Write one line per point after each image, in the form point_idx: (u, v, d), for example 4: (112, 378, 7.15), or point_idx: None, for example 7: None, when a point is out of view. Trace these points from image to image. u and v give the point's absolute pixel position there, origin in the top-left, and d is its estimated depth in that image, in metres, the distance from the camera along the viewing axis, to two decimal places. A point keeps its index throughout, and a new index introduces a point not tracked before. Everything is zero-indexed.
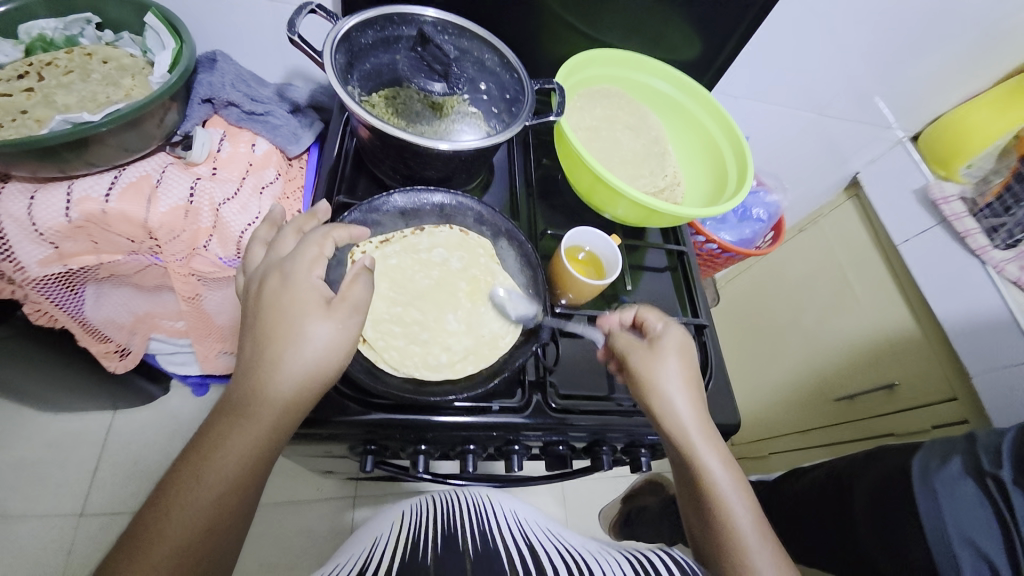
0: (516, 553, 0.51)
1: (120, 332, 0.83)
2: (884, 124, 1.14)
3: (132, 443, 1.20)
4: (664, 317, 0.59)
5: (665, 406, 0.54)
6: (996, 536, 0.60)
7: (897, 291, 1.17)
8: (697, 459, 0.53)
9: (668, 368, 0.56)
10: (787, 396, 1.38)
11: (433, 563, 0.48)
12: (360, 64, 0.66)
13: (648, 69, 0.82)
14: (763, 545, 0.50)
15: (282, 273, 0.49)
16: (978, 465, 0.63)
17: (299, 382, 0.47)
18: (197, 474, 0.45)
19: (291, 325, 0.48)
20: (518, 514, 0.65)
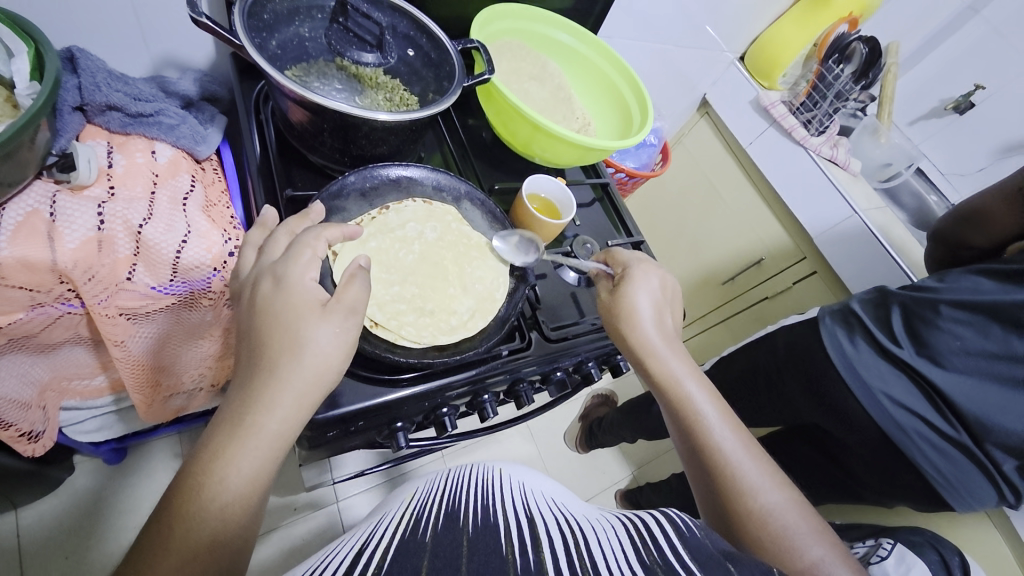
0: (527, 518, 0.43)
1: (26, 412, 0.68)
2: (717, 49, 1.35)
3: (50, 541, 1.01)
4: (627, 262, 0.64)
5: (631, 332, 0.60)
6: (908, 389, 0.88)
7: (751, 187, 1.43)
8: (671, 378, 0.58)
9: (636, 298, 0.61)
10: (687, 292, 1.64)
11: (431, 540, 0.39)
12: (268, 41, 0.61)
13: (547, 22, 0.88)
14: (747, 453, 0.55)
15: (276, 276, 0.47)
16: (883, 346, 0.90)
17: (303, 388, 0.44)
18: (200, 486, 0.39)
19: (287, 330, 0.44)
20: (531, 487, 0.55)
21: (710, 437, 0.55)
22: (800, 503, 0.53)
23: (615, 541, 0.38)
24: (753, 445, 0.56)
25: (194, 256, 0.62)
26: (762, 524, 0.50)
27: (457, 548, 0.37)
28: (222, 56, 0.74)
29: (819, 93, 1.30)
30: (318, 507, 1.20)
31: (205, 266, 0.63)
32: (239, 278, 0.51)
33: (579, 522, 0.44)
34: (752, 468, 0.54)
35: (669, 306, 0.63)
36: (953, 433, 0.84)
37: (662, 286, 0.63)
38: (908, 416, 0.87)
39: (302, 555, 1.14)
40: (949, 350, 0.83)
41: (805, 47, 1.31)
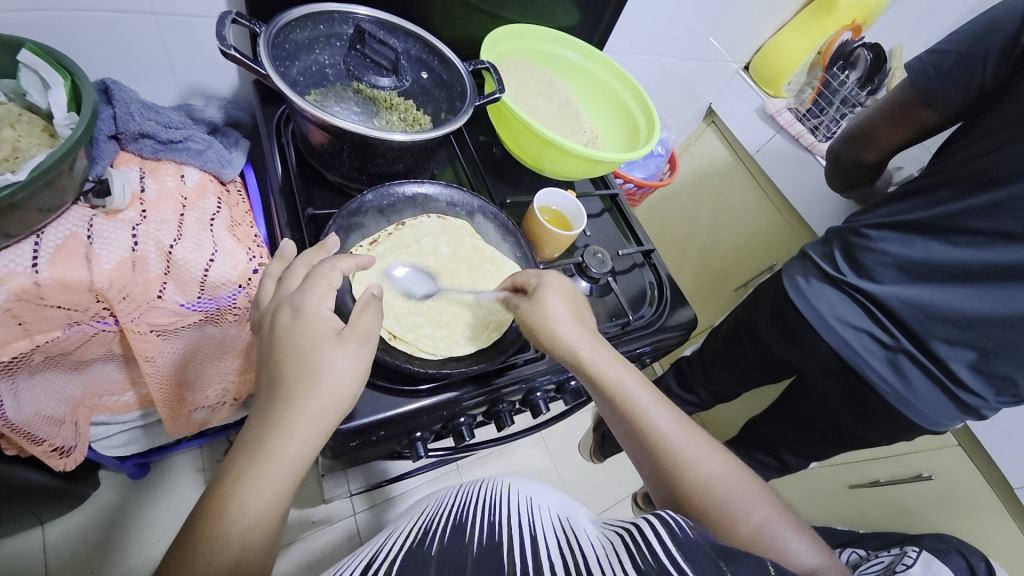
0: (529, 535, 0.43)
1: (59, 427, 0.71)
2: (721, 59, 1.37)
3: (76, 556, 1.04)
4: (535, 273, 0.62)
5: (554, 338, 0.57)
6: (855, 310, 0.86)
7: (759, 193, 1.44)
8: (596, 374, 0.56)
9: (552, 307, 0.58)
10: (699, 298, 1.64)
11: (435, 556, 0.41)
12: (290, 69, 0.64)
13: (553, 41, 0.91)
14: (681, 430, 0.54)
15: (293, 307, 0.48)
16: (828, 274, 0.89)
17: (322, 411, 0.45)
18: (221, 512, 0.40)
19: (306, 357, 0.46)
20: (539, 502, 0.55)
21: (646, 424, 0.54)
22: (737, 466, 0.54)
23: (612, 553, 0.39)
24: (684, 422, 0.55)
25: (221, 274, 0.64)
26: (705, 498, 0.50)
27: (461, 569, 0.39)
28: (245, 84, 0.78)
29: (824, 100, 1.33)
30: (336, 519, 1.21)
31: (231, 283, 0.65)
32: (261, 307, 0.52)
33: (580, 539, 0.44)
34: (687, 443, 0.53)
35: (586, 308, 0.62)
36: (890, 340, 0.84)
37: (576, 295, 0.61)
38: (858, 336, 0.87)
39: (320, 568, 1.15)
40: (883, 263, 0.83)
41: (809, 55, 1.33)
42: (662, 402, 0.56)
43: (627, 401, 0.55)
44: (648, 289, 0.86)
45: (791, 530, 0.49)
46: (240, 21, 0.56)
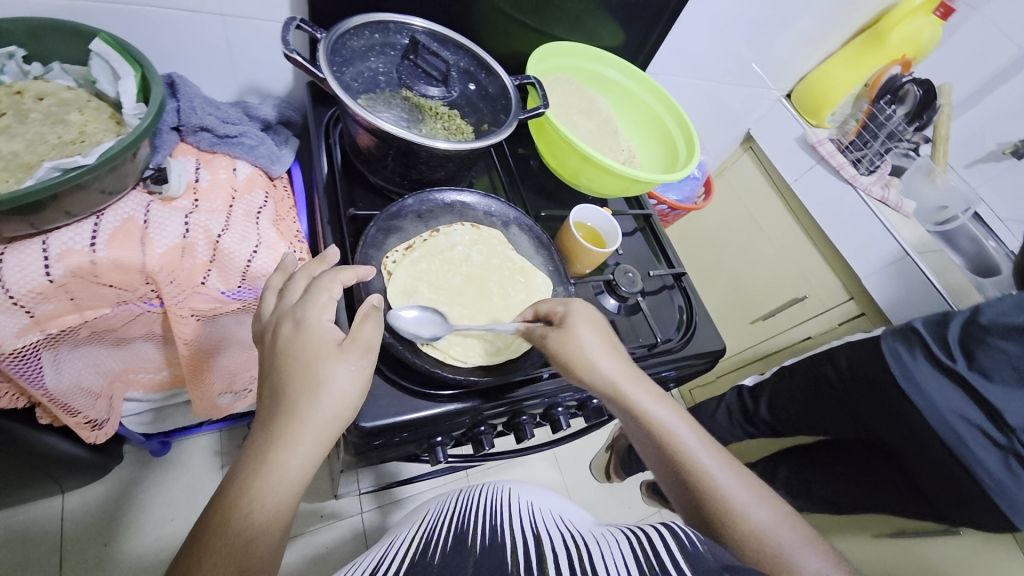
0: (533, 536, 0.45)
1: (94, 399, 0.74)
2: (765, 86, 1.35)
3: (94, 528, 1.07)
4: (564, 301, 0.62)
5: (591, 373, 0.57)
6: (964, 400, 0.91)
7: (795, 224, 1.41)
8: (637, 411, 0.56)
9: (586, 338, 0.58)
10: (725, 326, 1.62)
11: (438, 562, 0.42)
12: (343, 72, 0.66)
13: (597, 60, 0.92)
14: (728, 475, 0.53)
15: (294, 318, 0.51)
16: (937, 357, 0.94)
17: (322, 422, 0.47)
18: (228, 515, 0.42)
19: (307, 369, 0.48)
20: (540, 506, 0.55)
21: (692, 465, 0.53)
22: (790, 514, 0.52)
23: (616, 554, 0.40)
24: (730, 463, 0.55)
25: (262, 266, 0.66)
26: (757, 546, 0.49)
27: (463, 568, 0.40)
28: (297, 85, 0.81)
29: (869, 132, 1.30)
30: (345, 517, 1.22)
31: (270, 275, 0.67)
32: (262, 319, 0.54)
33: (583, 537, 0.46)
34: (736, 487, 0.52)
35: (617, 342, 0.61)
36: (1003, 439, 0.88)
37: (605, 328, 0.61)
38: (963, 422, 0.91)
39: (325, 564, 1.16)
40: (995, 358, 0.87)
41: (856, 86, 1.31)
42: (706, 444, 0.55)
43: (670, 442, 0.55)
44: (678, 313, 0.85)
45: None
46: (303, 26, 0.59)
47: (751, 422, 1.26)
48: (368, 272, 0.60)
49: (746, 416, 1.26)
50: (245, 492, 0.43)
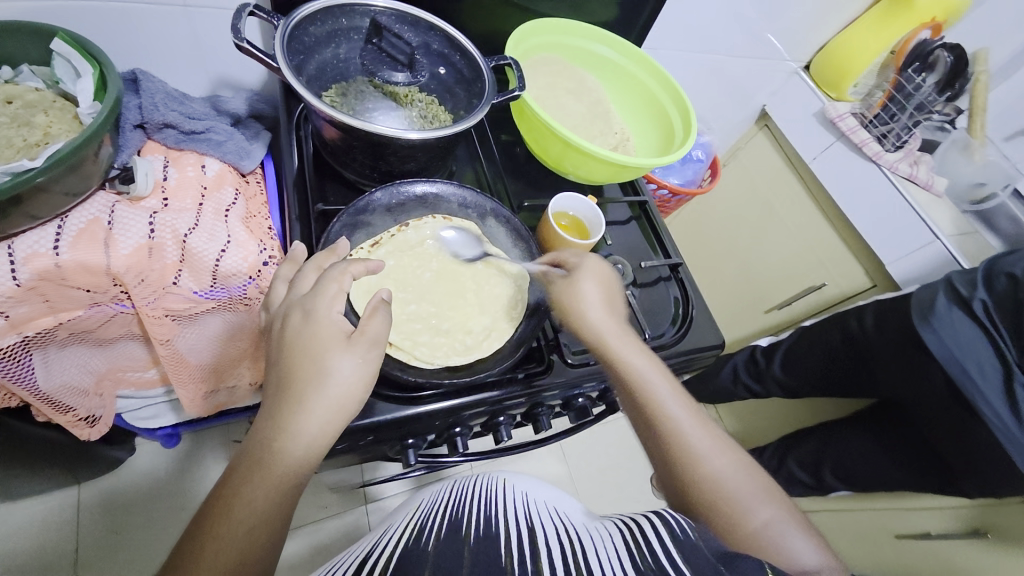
0: (529, 526, 0.43)
1: (83, 397, 0.76)
2: (779, 58, 1.26)
3: (107, 516, 1.11)
4: (580, 252, 0.62)
5: (579, 322, 0.57)
6: (983, 340, 0.88)
7: (815, 207, 1.32)
8: (620, 364, 0.56)
9: (582, 290, 0.58)
10: (738, 315, 1.54)
11: (432, 551, 0.39)
12: (303, 66, 0.64)
13: (584, 35, 0.85)
14: (698, 427, 0.54)
15: (303, 311, 0.49)
16: (961, 297, 0.91)
17: (325, 412, 0.46)
18: (229, 505, 0.43)
19: (314, 361, 0.47)
20: (534, 496, 0.54)
21: (662, 415, 0.54)
22: (748, 465, 0.54)
23: (610, 544, 0.40)
24: (701, 416, 0.55)
25: (232, 265, 0.65)
26: (710, 490, 0.51)
27: (458, 563, 0.37)
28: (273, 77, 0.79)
29: (896, 105, 1.19)
30: (348, 507, 1.23)
31: (242, 274, 0.66)
32: (270, 309, 0.53)
33: (579, 526, 0.45)
34: (700, 438, 0.53)
35: (617, 293, 0.61)
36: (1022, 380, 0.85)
37: (605, 280, 0.60)
38: (980, 365, 0.88)
39: (328, 553, 1.18)
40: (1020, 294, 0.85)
41: (880, 55, 1.21)
42: (683, 399, 0.56)
43: (648, 395, 0.54)
44: (673, 305, 0.81)
45: (786, 526, 0.51)
46: (256, 13, 0.56)
47: (761, 381, 1.25)
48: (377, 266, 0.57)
49: (757, 374, 1.25)
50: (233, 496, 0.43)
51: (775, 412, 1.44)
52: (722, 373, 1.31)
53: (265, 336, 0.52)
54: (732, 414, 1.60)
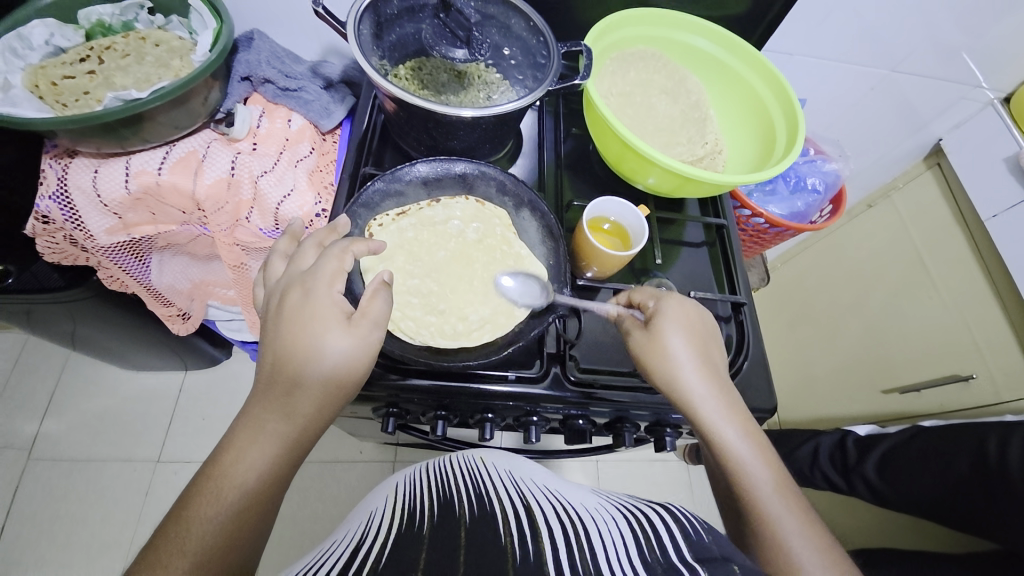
0: (524, 507, 0.41)
1: (180, 297, 0.90)
2: (972, 82, 0.99)
3: (198, 402, 1.34)
4: (659, 295, 0.56)
5: (670, 382, 0.52)
6: None
7: (983, 279, 1.04)
8: (715, 437, 0.50)
9: (671, 341, 0.52)
10: (843, 385, 1.28)
11: (430, 530, 0.38)
12: (385, 35, 0.66)
13: (690, 27, 0.76)
14: (806, 534, 0.45)
15: (305, 287, 0.48)
16: None
17: (322, 391, 0.46)
18: (216, 479, 0.42)
19: (307, 336, 0.46)
20: (521, 474, 0.50)
21: (758, 508, 0.47)
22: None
23: (619, 541, 0.36)
24: (807, 515, 0.47)
25: (290, 211, 0.72)
26: None
27: (454, 542, 0.36)
28: None
29: None
30: (376, 459, 1.31)
31: (297, 220, 0.73)
32: (267, 285, 0.53)
33: (578, 511, 0.41)
34: (794, 528, 0.46)
35: (714, 345, 0.55)
36: None
37: (699, 329, 0.54)
38: None
39: (349, 494, 1.27)
40: None
41: None
42: (784, 493, 0.48)
43: (742, 481, 0.48)
44: (722, 350, 0.69)
45: None
46: None
47: (846, 477, 1.00)
48: (379, 248, 0.55)
49: (841, 469, 1.01)
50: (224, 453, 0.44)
51: (863, 514, 1.17)
52: (802, 447, 1.08)
53: (262, 313, 0.51)
54: (809, 499, 1.33)
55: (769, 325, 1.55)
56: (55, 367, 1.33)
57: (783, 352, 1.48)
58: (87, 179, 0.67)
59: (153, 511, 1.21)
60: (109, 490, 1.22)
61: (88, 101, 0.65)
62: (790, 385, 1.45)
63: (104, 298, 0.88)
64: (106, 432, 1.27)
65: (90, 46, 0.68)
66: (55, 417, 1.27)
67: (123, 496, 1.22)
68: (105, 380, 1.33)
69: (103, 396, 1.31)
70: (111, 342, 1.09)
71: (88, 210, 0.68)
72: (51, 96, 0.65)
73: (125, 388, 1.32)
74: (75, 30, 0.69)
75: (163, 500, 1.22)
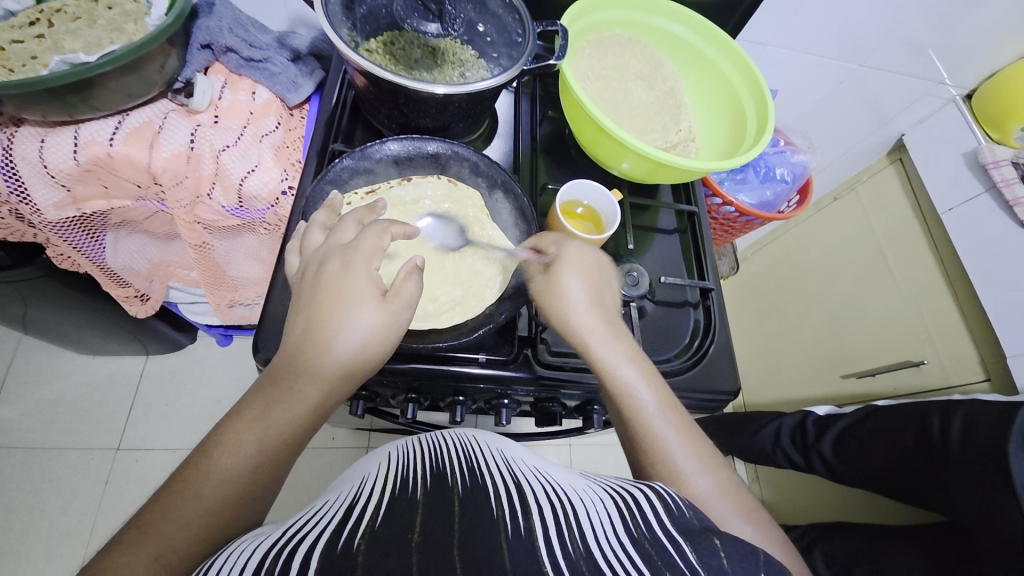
0: (514, 482, 0.40)
1: (138, 278, 0.86)
2: (936, 79, 1.02)
3: (160, 388, 1.29)
4: (558, 239, 0.57)
5: (564, 321, 0.52)
6: None
7: (936, 268, 1.08)
8: (602, 367, 0.50)
9: (565, 282, 0.53)
10: (806, 372, 1.33)
11: (422, 498, 0.38)
12: (356, 7, 0.64)
13: (664, 11, 0.75)
14: (681, 442, 0.46)
15: (344, 260, 0.46)
16: None
17: (346, 370, 0.44)
18: (200, 464, 0.39)
19: (344, 311, 0.44)
20: (512, 454, 0.49)
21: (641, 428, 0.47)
22: (731, 482, 0.46)
23: (602, 515, 0.36)
24: (687, 426, 0.48)
25: (254, 187, 0.70)
26: None
27: (449, 510, 0.36)
28: None
29: None
30: (348, 445, 1.30)
31: (262, 198, 0.71)
32: (303, 255, 0.50)
33: (567, 490, 0.41)
34: (683, 452, 0.46)
35: (608, 286, 0.55)
36: None
37: (592, 269, 0.55)
38: None
39: (320, 481, 1.25)
40: None
41: None
42: (672, 412, 0.48)
43: (629, 405, 0.48)
44: (690, 333, 0.70)
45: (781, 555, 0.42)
46: None
47: (805, 454, 1.04)
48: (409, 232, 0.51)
49: (801, 447, 1.05)
50: (227, 423, 0.42)
51: (821, 494, 1.23)
52: (763, 429, 1.12)
53: (293, 282, 0.48)
54: (772, 480, 1.39)
55: (738, 314, 1.60)
56: (5, 353, 1.26)
57: (751, 340, 1.53)
58: (32, 150, 0.63)
59: (113, 500, 1.17)
60: (67, 479, 1.17)
61: (34, 66, 0.61)
62: (756, 371, 1.49)
63: (56, 278, 0.83)
64: (62, 420, 1.22)
65: (38, 7, 0.64)
66: (6, 404, 1.21)
67: (80, 486, 1.17)
68: (61, 366, 1.27)
69: (59, 383, 1.25)
70: (65, 326, 1.03)
71: (34, 182, 0.64)
72: None
73: (82, 374, 1.27)
74: None
75: (126, 489, 1.18)
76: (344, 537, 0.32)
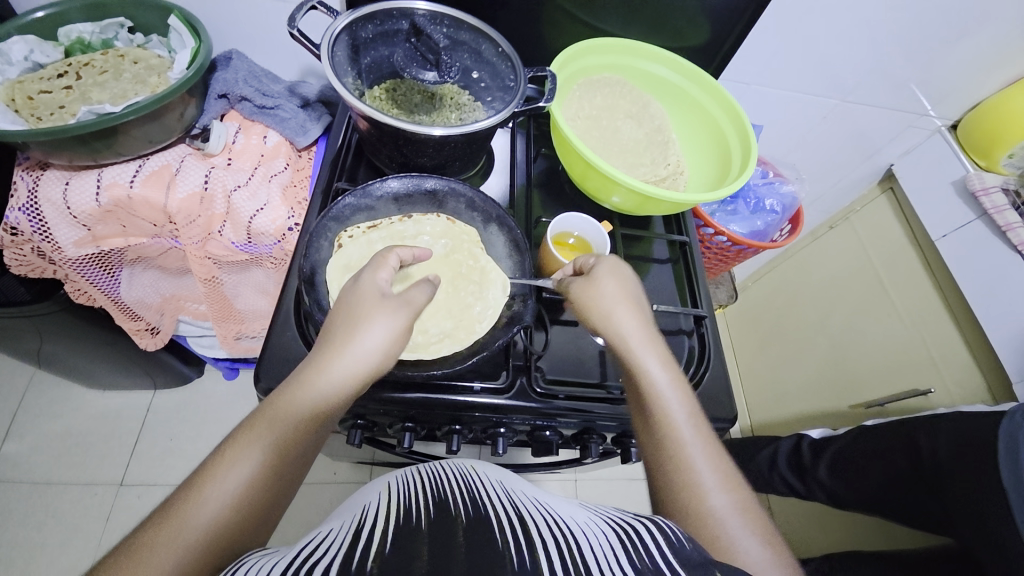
0: (516, 515, 0.41)
1: (149, 311, 0.89)
2: (918, 112, 1.05)
3: (165, 422, 1.30)
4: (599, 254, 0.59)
5: (605, 321, 0.54)
6: None
7: (936, 295, 1.08)
8: (638, 369, 0.52)
9: (605, 289, 0.55)
10: (811, 402, 1.31)
11: (426, 527, 0.38)
12: (361, 58, 0.69)
13: (649, 55, 0.80)
14: (707, 455, 0.47)
15: (356, 276, 0.53)
16: None
17: (351, 372, 0.46)
18: (201, 484, 0.39)
19: (352, 317, 0.49)
20: (513, 486, 0.50)
21: (668, 433, 0.48)
22: (751, 506, 0.46)
23: (606, 548, 0.36)
24: (729, 471, 0.47)
25: (262, 224, 0.74)
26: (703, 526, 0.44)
27: (453, 539, 0.36)
28: None
29: None
30: (349, 480, 1.29)
31: (269, 234, 0.75)
32: None
33: (571, 522, 0.41)
34: (706, 465, 0.47)
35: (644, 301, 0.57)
36: None
37: (630, 285, 0.57)
38: None
39: (320, 518, 1.23)
40: None
41: None
42: (710, 448, 0.48)
43: (660, 405, 0.49)
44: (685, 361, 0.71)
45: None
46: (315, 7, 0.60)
47: (803, 479, 1.02)
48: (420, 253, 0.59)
49: (798, 470, 1.03)
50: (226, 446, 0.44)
51: (834, 529, 1.18)
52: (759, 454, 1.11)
53: None
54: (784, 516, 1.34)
55: (741, 344, 1.59)
56: (18, 387, 1.29)
57: (755, 370, 1.52)
58: (57, 192, 0.68)
59: (112, 537, 1.16)
60: (69, 515, 1.17)
61: (62, 114, 0.66)
62: (763, 402, 1.47)
63: (71, 313, 0.86)
64: (68, 454, 1.23)
65: (68, 61, 0.70)
66: (14, 439, 1.23)
67: (81, 522, 1.17)
68: (71, 400, 1.29)
69: (68, 417, 1.27)
70: (76, 360, 1.06)
71: (58, 222, 0.68)
72: (25, 110, 0.66)
73: (91, 408, 1.29)
74: (53, 46, 0.70)
75: (126, 525, 1.18)
76: (354, 563, 0.33)
